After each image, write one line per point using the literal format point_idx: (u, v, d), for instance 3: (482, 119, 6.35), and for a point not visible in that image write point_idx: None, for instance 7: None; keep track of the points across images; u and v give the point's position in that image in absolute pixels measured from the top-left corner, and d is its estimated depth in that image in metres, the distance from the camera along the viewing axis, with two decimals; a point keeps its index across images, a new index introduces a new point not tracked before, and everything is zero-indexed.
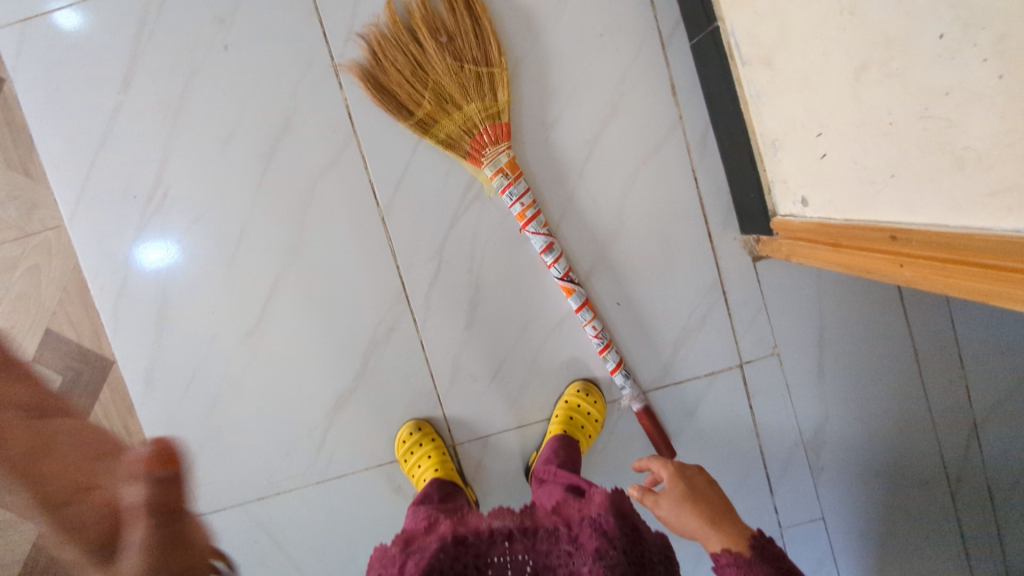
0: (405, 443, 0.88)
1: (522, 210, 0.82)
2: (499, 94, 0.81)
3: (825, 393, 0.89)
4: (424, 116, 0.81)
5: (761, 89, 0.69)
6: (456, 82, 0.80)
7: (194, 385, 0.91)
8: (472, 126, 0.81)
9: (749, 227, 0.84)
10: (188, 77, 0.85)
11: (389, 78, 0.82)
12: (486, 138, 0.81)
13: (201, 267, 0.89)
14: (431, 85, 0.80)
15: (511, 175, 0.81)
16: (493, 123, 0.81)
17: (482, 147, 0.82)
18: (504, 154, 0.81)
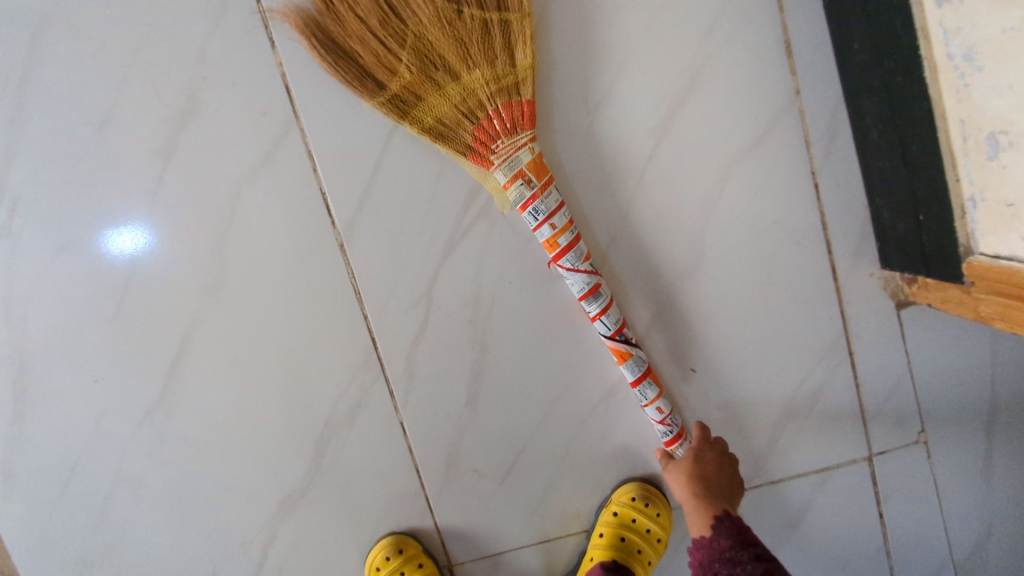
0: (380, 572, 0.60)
1: (551, 235, 0.53)
2: (518, 54, 0.51)
3: (991, 494, 0.62)
4: (400, 89, 0.52)
5: (984, 43, 0.40)
6: (451, 36, 0.50)
7: (73, 486, 0.62)
8: (477, 107, 0.51)
9: (899, 260, 0.55)
10: (38, 27, 0.55)
11: (346, 29, 0.51)
12: (499, 124, 0.51)
13: (74, 315, 0.60)
14: (412, 41, 0.50)
15: (536, 182, 0.52)
16: (509, 101, 0.51)
17: (492, 138, 0.52)
18: (527, 150, 0.52)
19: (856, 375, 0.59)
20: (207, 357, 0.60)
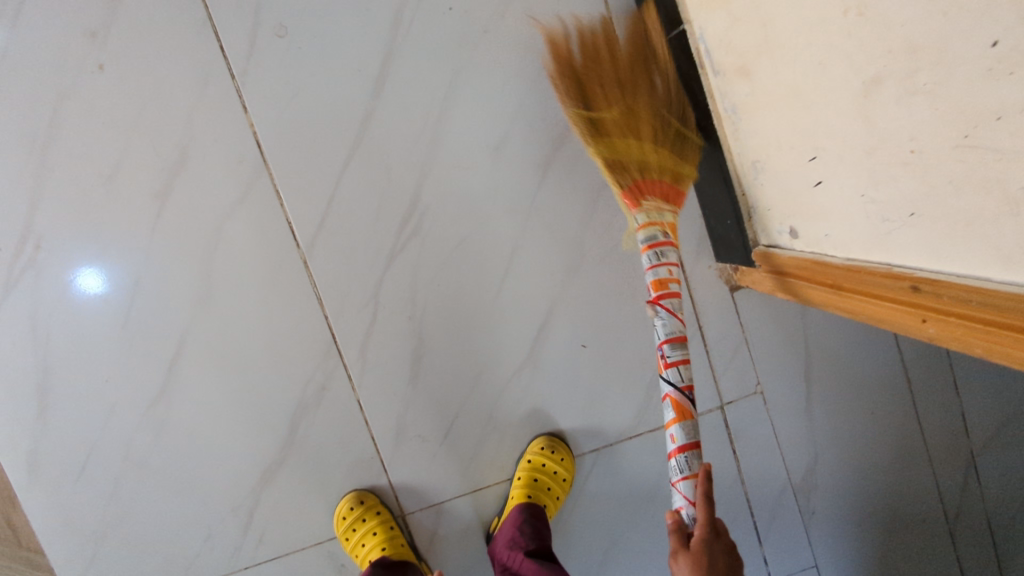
0: (346, 520, 0.76)
1: (660, 279, 0.64)
2: (685, 159, 0.67)
3: (815, 430, 0.81)
4: (599, 118, 0.66)
5: (738, 103, 0.59)
6: (652, 115, 0.65)
7: (90, 469, 0.76)
8: (644, 165, 0.65)
9: (726, 254, 0.75)
10: (57, 102, 0.71)
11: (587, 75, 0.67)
12: (654, 190, 0.65)
13: (88, 328, 0.74)
14: (627, 97, 0.65)
15: (669, 236, 0.65)
16: (668, 181, 0.66)
17: (648, 193, 0.65)
18: (669, 215, 0.66)
19: (706, 344, 0.78)
20: (199, 356, 0.75)
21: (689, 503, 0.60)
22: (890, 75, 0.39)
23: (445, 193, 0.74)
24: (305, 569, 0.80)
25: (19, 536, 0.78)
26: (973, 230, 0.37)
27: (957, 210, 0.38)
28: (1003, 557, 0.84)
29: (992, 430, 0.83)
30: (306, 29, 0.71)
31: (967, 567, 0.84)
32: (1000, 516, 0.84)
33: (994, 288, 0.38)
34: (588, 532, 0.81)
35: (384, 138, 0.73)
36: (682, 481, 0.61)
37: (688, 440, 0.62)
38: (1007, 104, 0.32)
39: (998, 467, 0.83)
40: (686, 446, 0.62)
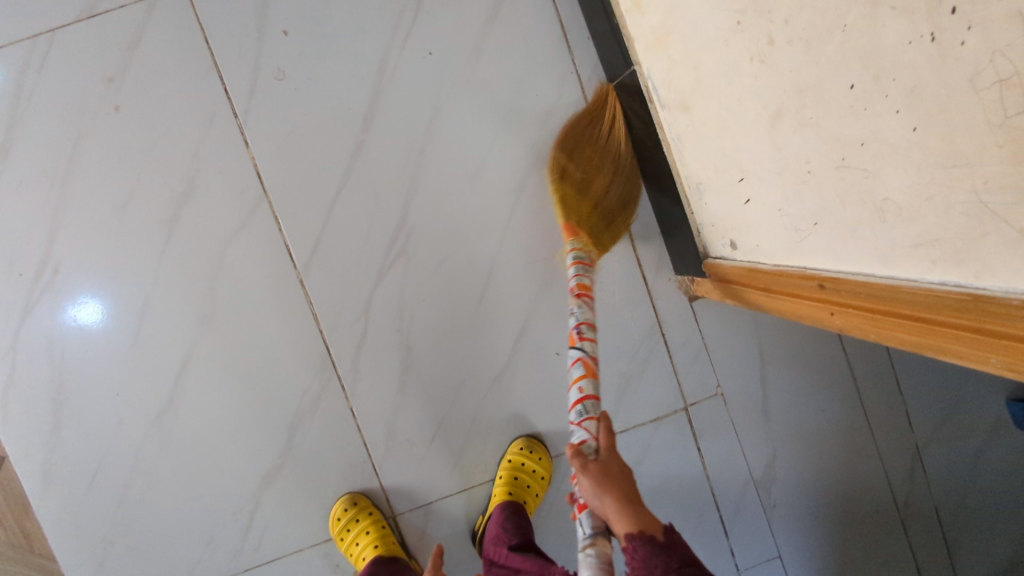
0: (341, 520, 0.81)
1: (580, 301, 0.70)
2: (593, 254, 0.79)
3: (772, 428, 0.88)
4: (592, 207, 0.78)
5: (682, 133, 0.68)
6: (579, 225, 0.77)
7: (100, 477, 0.82)
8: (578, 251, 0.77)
9: (683, 267, 0.83)
10: (77, 140, 0.78)
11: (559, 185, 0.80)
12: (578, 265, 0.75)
13: (101, 345, 0.81)
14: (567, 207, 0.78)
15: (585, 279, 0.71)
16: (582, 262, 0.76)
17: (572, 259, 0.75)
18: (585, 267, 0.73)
19: (669, 349, 0.86)
20: (204, 369, 0.82)
21: (591, 437, 0.62)
22: (788, 110, 0.48)
23: (428, 217, 0.82)
24: (301, 571, 0.85)
25: (31, 544, 0.82)
26: (858, 234, 0.45)
27: (845, 218, 0.46)
28: (953, 545, 0.91)
29: (935, 426, 0.90)
30: (301, 73, 0.80)
31: (920, 555, 0.90)
32: (947, 506, 0.90)
33: (877, 281, 0.45)
34: (566, 528, 0.86)
35: (372, 168, 0.81)
36: (583, 422, 0.63)
37: (588, 391, 0.65)
38: (868, 132, 0.40)
39: (943, 460, 0.90)
40: (579, 399, 0.65)
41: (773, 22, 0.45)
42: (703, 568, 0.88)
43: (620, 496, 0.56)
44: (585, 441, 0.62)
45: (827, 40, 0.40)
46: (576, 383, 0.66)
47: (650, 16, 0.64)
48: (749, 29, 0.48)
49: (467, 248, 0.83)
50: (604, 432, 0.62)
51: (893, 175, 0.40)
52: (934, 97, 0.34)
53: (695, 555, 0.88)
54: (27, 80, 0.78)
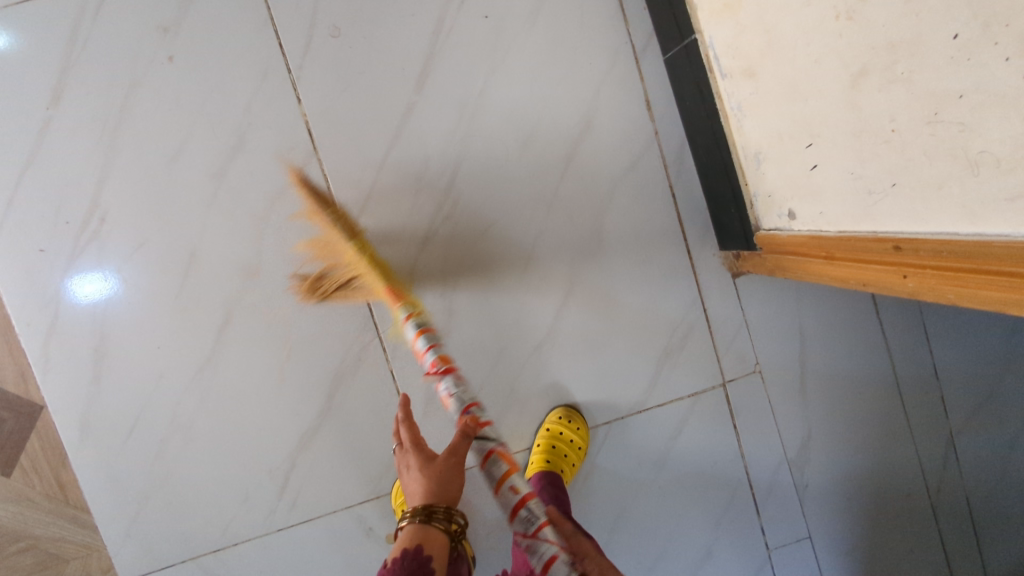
0: (405, 492, 0.82)
1: None
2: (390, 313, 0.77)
3: (808, 409, 0.88)
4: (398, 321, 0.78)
5: (743, 102, 0.68)
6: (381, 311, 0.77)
7: (138, 430, 0.82)
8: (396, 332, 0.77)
9: (729, 243, 0.83)
10: (128, 91, 0.78)
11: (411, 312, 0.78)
12: None
13: (144, 298, 0.81)
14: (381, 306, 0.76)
15: None
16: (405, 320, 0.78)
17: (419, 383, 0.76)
18: None
19: (709, 325, 0.86)
20: (246, 327, 0.82)
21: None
22: (875, 67, 0.47)
23: (476, 181, 0.82)
24: (334, 533, 0.85)
25: (66, 495, 0.82)
26: (943, 191, 0.46)
27: (930, 176, 0.46)
28: (982, 531, 0.91)
29: (969, 413, 0.90)
30: (356, 31, 0.79)
31: (948, 541, 0.91)
32: (979, 493, 0.91)
33: (960, 239, 0.45)
34: (600, 499, 0.87)
35: (422, 131, 0.81)
36: None
37: None
38: (969, 84, 0.40)
39: (975, 447, 0.90)
40: None
41: None
42: (733, 545, 0.89)
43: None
44: None
45: None
46: None
47: None
48: None
49: (514, 215, 0.83)
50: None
51: (994, 125, 0.40)
52: None
53: (726, 532, 0.88)
54: (82, 28, 0.77)
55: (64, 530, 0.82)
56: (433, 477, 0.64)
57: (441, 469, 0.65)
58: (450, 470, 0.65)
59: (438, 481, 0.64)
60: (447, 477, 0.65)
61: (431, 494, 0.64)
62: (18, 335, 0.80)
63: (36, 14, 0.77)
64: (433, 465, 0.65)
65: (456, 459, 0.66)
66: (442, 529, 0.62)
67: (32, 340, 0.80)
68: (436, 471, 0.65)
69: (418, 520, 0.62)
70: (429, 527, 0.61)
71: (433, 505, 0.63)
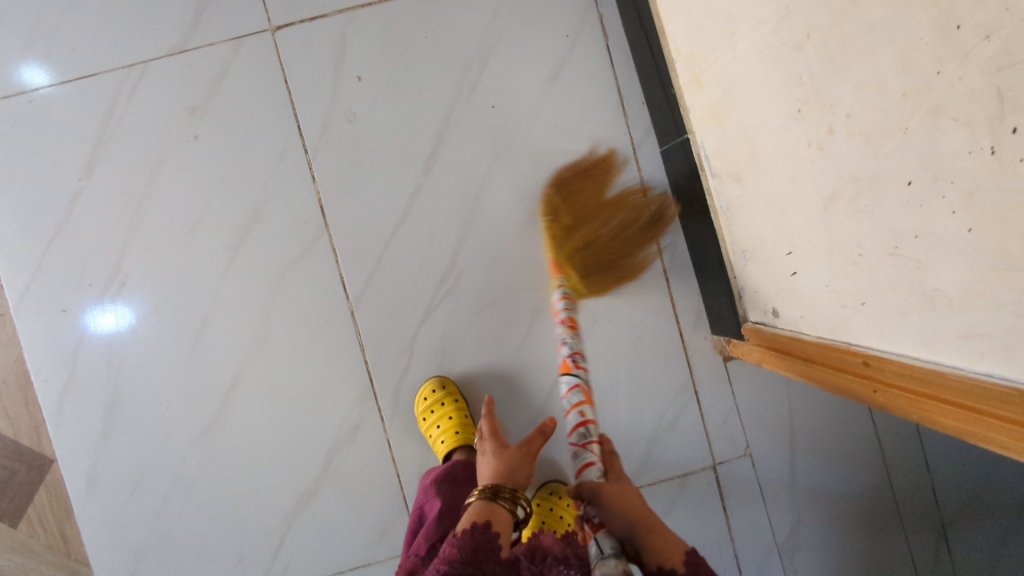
0: None
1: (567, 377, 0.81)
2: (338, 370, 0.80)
3: (798, 494, 0.89)
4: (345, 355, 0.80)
5: (731, 202, 0.71)
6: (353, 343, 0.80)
7: (142, 487, 0.85)
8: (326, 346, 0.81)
9: (720, 328, 0.85)
10: (155, 166, 0.83)
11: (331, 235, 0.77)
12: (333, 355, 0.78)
13: (157, 360, 0.84)
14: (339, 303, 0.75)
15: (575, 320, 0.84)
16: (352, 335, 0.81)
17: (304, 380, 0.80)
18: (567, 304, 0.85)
19: (700, 407, 0.88)
20: (251, 391, 0.85)
21: (596, 459, 0.70)
22: (842, 196, 0.51)
23: (477, 260, 0.86)
24: None
25: (68, 547, 0.85)
26: (904, 318, 0.48)
27: (893, 302, 0.49)
28: None
29: (961, 506, 0.90)
30: (371, 116, 0.84)
31: None
32: None
33: (923, 364, 0.48)
34: None
35: (428, 211, 0.85)
36: (587, 463, 0.70)
37: (588, 416, 0.77)
38: (921, 227, 0.43)
39: (968, 540, 0.90)
40: (579, 422, 0.76)
41: (833, 115, 0.49)
42: None
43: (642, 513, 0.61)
44: (592, 463, 0.70)
45: (886, 137, 0.44)
46: (575, 408, 0.78)
47: (709, 91, 0.68)
48: (809, 118, 0.52)
49: (511, 294, 0.86)
50: (608, 452, 0.69)
51: (945, 269, 0.42)
52: (990, 204, 0.37)
53: None
54: (117, 107, 0.83)
55: None
56: (505, 461, 0.69)
57: (518, 457, 0.70)
58: (523, 458, 0.70)
59: (514, 465, 0.69)
60: (520, 463, 0.69)
61: (498, 477, 0.68)
62: (36, 390, 0.84)
63: (75, 92, 0.83)
64: (506, 450, 0.71)
65: (527, 450, 0.71)
66: (506, 509, 0.64)
67: (48, 396, 0.84)
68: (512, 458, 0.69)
69: (483, 497, 0.65)
70: (495, 504, 0.64)
71: (500, 486, 0.66)
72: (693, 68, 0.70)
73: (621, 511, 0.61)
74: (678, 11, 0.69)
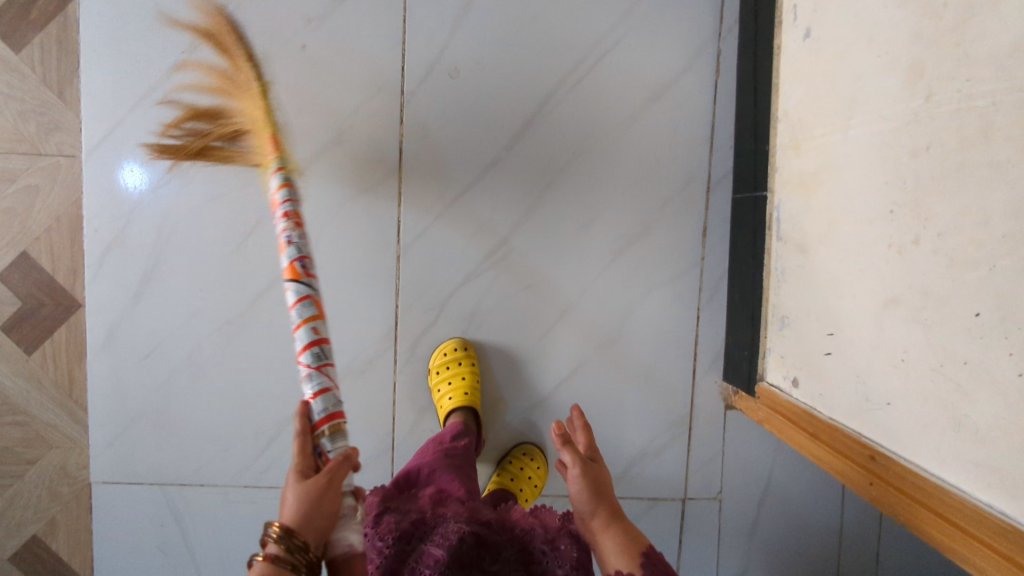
0: None
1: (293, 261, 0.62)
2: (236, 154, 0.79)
3: (751, 550, 0.94)
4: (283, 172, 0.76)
5: (788, 268, 0.74)
6: None
7: (152, 356, 0.88)
8: None
9: (732, 377, 0.89)
10: (256, 61, 0.85)
11: None
12: None
13: (202, 243, 0.87)
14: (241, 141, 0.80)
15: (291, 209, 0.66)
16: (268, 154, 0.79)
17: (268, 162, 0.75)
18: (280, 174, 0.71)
19: (689, 444, 0.92)
20: (283, 299, 0.88)
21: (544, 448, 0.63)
22: (905, 303, 0.53)
23: (530, 243, 0.88)
24: None
25: (72, 391, 0.88)
26: (925, 431, 0.52)
27: (918, 413, 0.52)
28: None
29: None
30: (474, 77, 0.86)
31: None
32: None
33: (928, 476, 0.51)
34: None
35: (498, 185, 0.87)
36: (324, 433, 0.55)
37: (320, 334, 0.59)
38: (974, 356, 0.46)
39: None
40: (312, 339, 0.59)
41: (925, 227, 0.51)
42: None
43: (607, 499, 0.61)
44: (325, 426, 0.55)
45: (970, 268, 0.46)
46: (304, 323, 0.59)
47: (804, 160, 0.70)
48: (900, 222, 0.54)
49: (549, 288, 0.89)
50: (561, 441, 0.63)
51: (982, 400, 0.45)
52: None
53: None
54: None
55: (59, 419, 0.88)
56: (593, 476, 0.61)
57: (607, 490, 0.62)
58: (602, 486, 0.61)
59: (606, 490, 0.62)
60: (603, 494, 0.61)
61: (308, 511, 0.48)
62: (83, 235, 0.86)
63: None
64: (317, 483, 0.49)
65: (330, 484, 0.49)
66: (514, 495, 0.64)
67: (94, 246, 0.86)
68: (603, 485, 0.62)
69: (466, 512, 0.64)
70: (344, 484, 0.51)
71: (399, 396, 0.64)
72: (795, 134, 0.72)
73: (592, 496, 0.60)
74: (800, 75, 0.71)
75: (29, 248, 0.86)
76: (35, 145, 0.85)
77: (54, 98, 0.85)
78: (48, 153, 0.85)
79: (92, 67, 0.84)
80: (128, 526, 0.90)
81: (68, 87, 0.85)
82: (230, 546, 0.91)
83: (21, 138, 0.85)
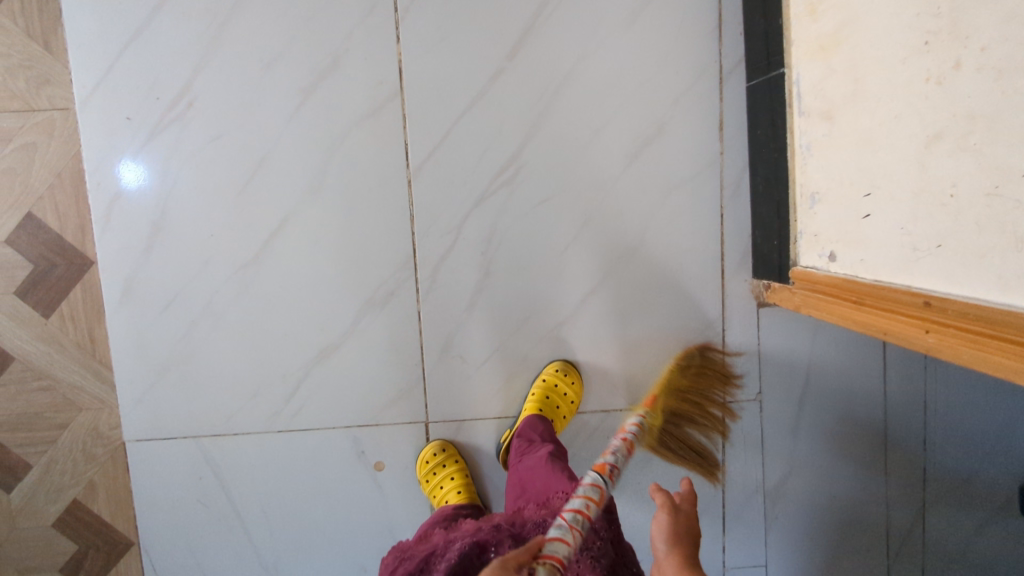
0: (428, 463, 0.87)
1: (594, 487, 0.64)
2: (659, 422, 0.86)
3: (796, 447, 0.92)
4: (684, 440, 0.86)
5: (814, 141, 0.71)
6: None
7: (171, 307, 0.87)
8: None
9: (763, 272, 0.86)
10: None
11: None
12: None
13: (209, 187, 0.85)
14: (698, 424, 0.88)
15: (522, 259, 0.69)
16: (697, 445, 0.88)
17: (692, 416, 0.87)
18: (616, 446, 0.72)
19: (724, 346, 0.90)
20: (296, 236, 0.86)
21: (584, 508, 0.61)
22: (950, 133, 0.51)
23: (543, 155, 0.86)
24: (331, 444, 0.90)
25: (95, 350, 0.87)
26: (983, 261, 0.49)
27: (973, 244, 0.50)
28: None
29: (947, 488, 0.93)
30: None
31: None
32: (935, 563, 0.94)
33: (988, 304, 0.49)
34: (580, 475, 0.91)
35: (504, 97, 0.84)
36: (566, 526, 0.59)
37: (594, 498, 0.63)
38: None
39: (943, 521, 0.94)
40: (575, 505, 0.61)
41: (966, 46, 0.48)
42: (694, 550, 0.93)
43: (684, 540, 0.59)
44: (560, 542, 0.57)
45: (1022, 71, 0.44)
46: (583, 496, 0.62)
47: (822, 22, 0.67)
48: (936, 51, 0.51)
49: (567, 199, 0.86)
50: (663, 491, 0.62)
51: None
52: None
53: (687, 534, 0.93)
54: None
55: (85, 380, 0.88)
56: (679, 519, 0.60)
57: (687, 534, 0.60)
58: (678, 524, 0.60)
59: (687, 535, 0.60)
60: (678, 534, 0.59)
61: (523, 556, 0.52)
62: (87, 190, 0.84)
63: None
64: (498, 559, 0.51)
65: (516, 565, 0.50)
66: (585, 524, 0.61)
67: (99, 200, 0.84)
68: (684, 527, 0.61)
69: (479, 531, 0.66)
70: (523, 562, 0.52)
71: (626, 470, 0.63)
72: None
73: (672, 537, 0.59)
74: None
75: (35, 208, 0.84)
76: (28, 102, 0.83)
77: (41, 51, 0.83)
78: (41, 108, 0.83)
79: (75, 13, 0.82)
80: (167, 481, 0.90)
81: (53, 38, 0.82)
82: (271, 492, 0.91)
83: (13, 95, 0.83)
